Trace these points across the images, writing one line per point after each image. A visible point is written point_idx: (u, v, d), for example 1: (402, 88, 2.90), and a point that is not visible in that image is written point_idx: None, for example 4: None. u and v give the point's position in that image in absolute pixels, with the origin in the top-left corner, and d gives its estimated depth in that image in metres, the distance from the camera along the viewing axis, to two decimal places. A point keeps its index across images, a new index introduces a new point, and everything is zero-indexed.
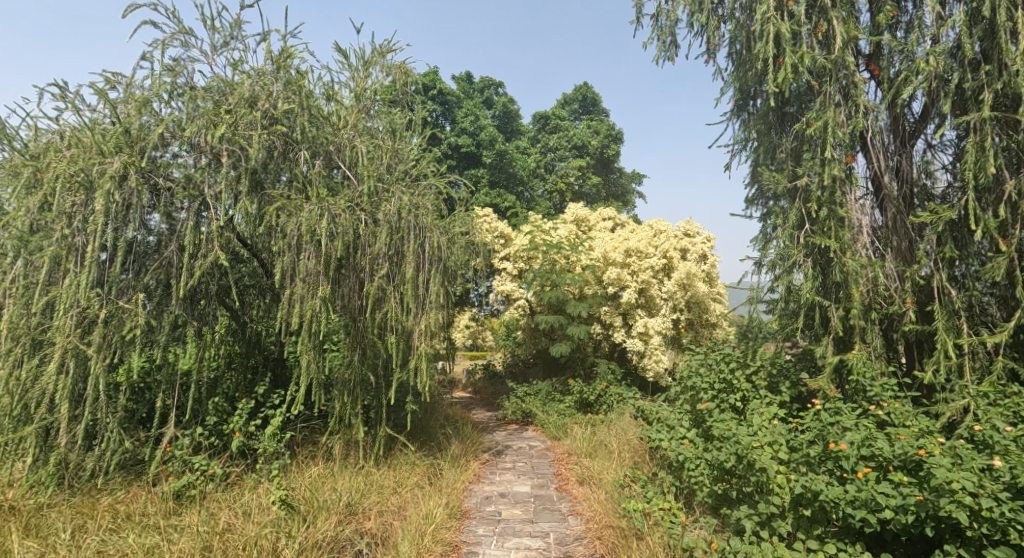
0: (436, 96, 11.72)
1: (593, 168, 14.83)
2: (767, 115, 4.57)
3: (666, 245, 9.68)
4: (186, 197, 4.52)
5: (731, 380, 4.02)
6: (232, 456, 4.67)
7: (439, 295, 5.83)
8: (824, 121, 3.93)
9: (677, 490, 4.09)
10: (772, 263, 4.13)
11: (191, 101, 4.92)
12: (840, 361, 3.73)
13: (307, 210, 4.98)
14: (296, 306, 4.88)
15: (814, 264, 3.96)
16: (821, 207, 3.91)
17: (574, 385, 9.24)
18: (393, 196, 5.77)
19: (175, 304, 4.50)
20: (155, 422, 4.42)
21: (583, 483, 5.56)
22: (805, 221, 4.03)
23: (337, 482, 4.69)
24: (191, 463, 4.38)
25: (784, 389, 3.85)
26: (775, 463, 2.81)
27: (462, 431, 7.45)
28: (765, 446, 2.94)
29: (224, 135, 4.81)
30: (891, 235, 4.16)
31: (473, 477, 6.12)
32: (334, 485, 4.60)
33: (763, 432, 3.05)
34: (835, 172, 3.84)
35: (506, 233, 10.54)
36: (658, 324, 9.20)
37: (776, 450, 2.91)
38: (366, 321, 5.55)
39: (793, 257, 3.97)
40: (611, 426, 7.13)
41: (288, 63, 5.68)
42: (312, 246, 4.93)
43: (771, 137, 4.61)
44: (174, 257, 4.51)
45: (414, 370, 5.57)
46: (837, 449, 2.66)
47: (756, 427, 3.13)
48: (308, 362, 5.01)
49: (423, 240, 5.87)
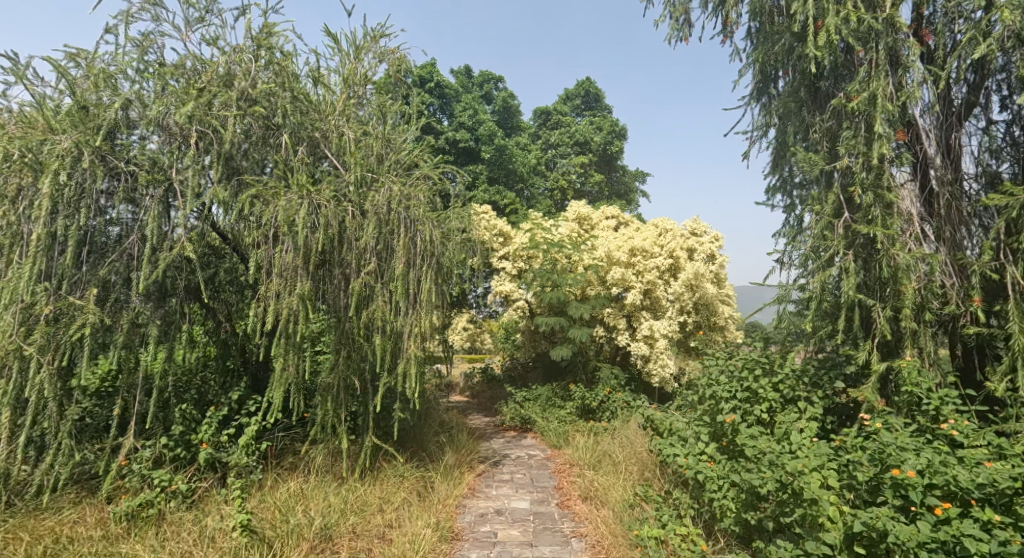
0: (433, 89, 11.31)
1: (596, 165, 14.39)
2: (799, 91, 4.16)
3: (672, 245, 9.22)
4: (149, 181, 4.08)
5: (757, 391, 3.60)
6: (199, 470, 4.21)
7: (432, 293, 5.39)
8: (868, 94, 3.47)
9: (695, 513, 3.67)
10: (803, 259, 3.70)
11: (160, 79, 4.45)
12: (885, 369, 3.28)
13: (286, 199, 4.53)
14: (273, 303, 4.42)
15: (852, 259, 3.52)
16: (862, 193, 3.47)
17: (575, 391, 8.78)
18: (382, 186, 5.33)
19: (135, 300, 4.05)
20: (112, 432, 3.97)
21: (587, 499, 5.12)
22: (844, 209, 3.61)
23: (314, 501, 4.23)
24: (151, 479, 3.92)
25: (819, 401, 3.43)
26: (826, 493, 2.39)
27: (456, 439, 7.01)
28: (812, 472, 2.52)
29: (194, 114, 4.36)
30: (945, 225, 3.78)
31: (468, 490, 5.67)
32: (309, 505, 4.14)
33: (806, 453, 2.63)
34: (879, 154, 3.40)
35: (506, 231, 10.11)
36: (664, 327, 8.78)
37: (825, 475, 2.49)
38: (352, 320, 5.12)
39: (830, 250, 3.56)
40: (616, 435, 6.72)
41: (270, 41, 5.25)
42: (291, 238, 4.48)
43: (803, 117, 4.21)
44: (134, 249, 4.06)
45: (404, 375, 5.13)
46: (903, 478, 2.25)
47: (797, 446, 2.71)
48: (285, 368, 4.57)
49: (415, 233, 5.42)
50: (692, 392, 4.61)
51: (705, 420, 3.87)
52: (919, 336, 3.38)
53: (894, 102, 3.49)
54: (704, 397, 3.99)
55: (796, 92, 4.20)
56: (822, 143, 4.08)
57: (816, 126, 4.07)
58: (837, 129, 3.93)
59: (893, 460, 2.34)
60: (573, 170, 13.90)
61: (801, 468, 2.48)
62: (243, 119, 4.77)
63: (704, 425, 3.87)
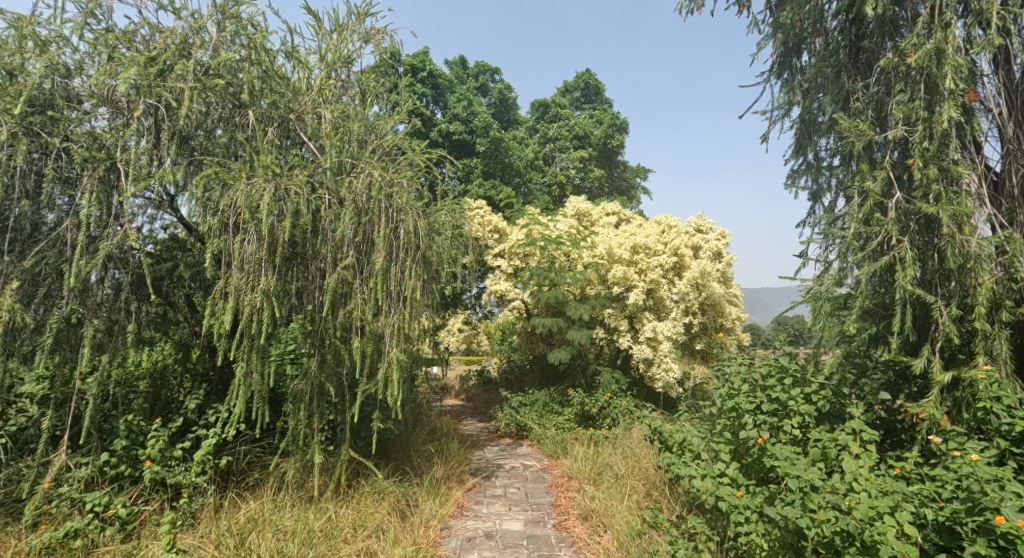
0: (426, 79, 10.80)
1: (597, 160, 13.91)
2: (838, 54, 3.76)
3: (677, 243, 8.73)
4: (86, 157, 3.58)
5: (788, 403, 3.10)
6: (145, 491, 3.70)
7: (417, 290, 4.88)
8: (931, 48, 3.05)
9: (714, 544, 3.17)
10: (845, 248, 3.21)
11: (107, 47, 3.95)
12: (950, 377, 2.80)
13: (248, 183, 4.02)
14: (232, 301, 3.89)
15: (907, 248, 3.04)
16: (927, 165, 3.03)
17: (574, 396, 8.25)
18: (362, 171, 4.81)
19: (66, 297, 3.54)
20: (41, 447, 3.48)
21: (588, 520, 4.61)
22: (898, 187, 3.17)
23: (266, 533, 3.69)
24: (83, 503, 3.42)
25: (863, 415, 2.94)
26: (908, 544, 1.97)
27: (446, 449, 6.48)
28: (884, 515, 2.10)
29: (143, 85, 3.85)
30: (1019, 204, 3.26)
31: (456, 508, 5.16)
32: (258, 540, 3.61)
33: (873, 489, 2.21)
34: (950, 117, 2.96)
35: (502, 228, 9.59)
36: (669, 329, 8.29)
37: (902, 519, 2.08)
38: (328, 320, 4.61)
39: (880, 231, 3.11)
40: (619, 446, 6.22)
41: (237, 10, 4.74)
42: (254, 226, 3.94)
43: (841, 84, 3.75)
44: (68, 237, 3.56)
45: (385, 382, 4.60)
46: (1012, 527, 1.84)
47: (857, 478, 2.29)
48: (252, 373, 4.03)
49: (399, 223, 4.90)
50: (707, 401, 4.10)
51: (724, 434, 3.37)
52: (986, 340, 2.88)
53: (960, 60, 3.00)
54: (722, 407, 3.50)
55: (835, 55, 3.78)
56: (867, 113, 3.59)
57: (859, 92, 3.63)
58: (890, 94, 3.53)
59: (992, 501, 1.94)
60: (573, 166, 13.41)
61: (872, 512, 2.04)
62: (202, 95, 4.27)
63: (723, 440, 3.37)
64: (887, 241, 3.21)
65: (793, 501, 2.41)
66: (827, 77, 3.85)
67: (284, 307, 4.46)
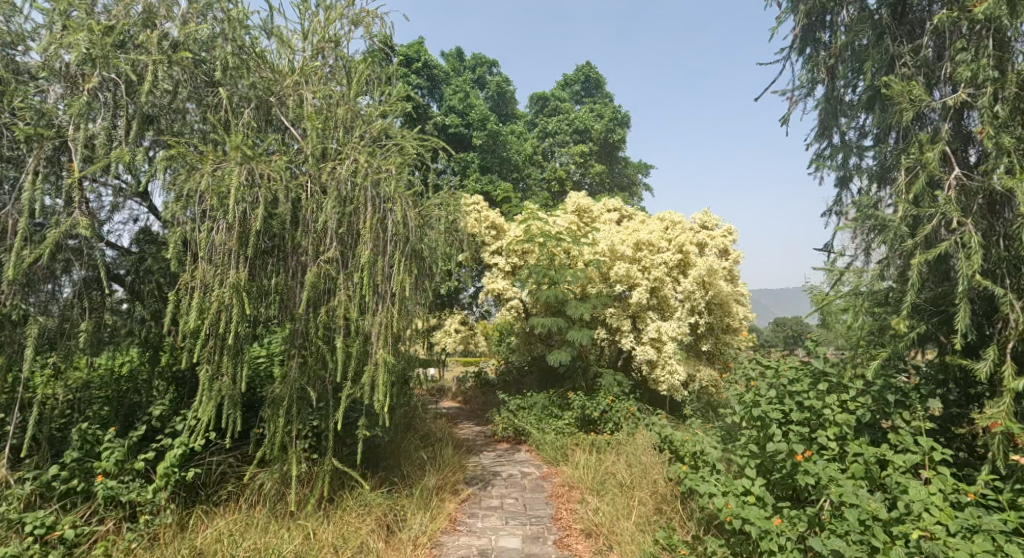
0: (421, 70, 10.41)
1: (598, 155, 13.55)
2: (880, 15, 3.47)
3: (682, 239, 8.29)
4: (31, 134, 3.23)
5: (823, 411, 2.76)
6: (98, 509, 3.33)
7: (406, 286, 4.50)
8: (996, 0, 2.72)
9: None
10: (893, 231, 2.90)
11: (59, 13, 3.58)
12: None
13: (217, 166, 3.63)
14: (197, 296, 3.50)
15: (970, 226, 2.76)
16: (995, 132, 2.76)
17: (575, 399, 7.87)
18: (347, 156, 4.43)
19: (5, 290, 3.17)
20: None
21: (593, 537, 4.26)
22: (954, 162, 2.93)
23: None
24: (24, 524, 3.07)
25: (909, 427, 2.63)
26: None
27: (439, 457, 6.10)
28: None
29: (98, 56, 3.47)
30: None
31: (448, 522, 4.77)
32: None
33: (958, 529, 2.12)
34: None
35: (500, 223, 9.20)
36: (673, 329, 7.92)
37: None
38: (309, 318, 4.22)
39: (938, 211, 2.79)
40: (624, 454, 5.86)
41: None
42: (222, 214, 3.56)
43: (885, 49, 3.45)
44: (8, 222, 3.20)
45: (372, 386, 4.22)
46: None
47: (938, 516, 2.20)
48: (223, 378, 3.64)
49: (386, 213, 4.51)
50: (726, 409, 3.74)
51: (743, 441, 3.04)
52: None
53: None
54: (741, 411, 3.16)
55: (876, 15, 3.48)
56: (917, 80, 3.30)
57: (906, 57, 3.33)
58: (946, 54, 3.19)
59: None
60: (573, 161, 13.04)
61: None
62: (167, 70, 3.88)
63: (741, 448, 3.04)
64: (944, 223, 2.89)
65: (856, 540, 2.26)
66: (866, 42, 3.52)
67: (260, 303, 4.09)
